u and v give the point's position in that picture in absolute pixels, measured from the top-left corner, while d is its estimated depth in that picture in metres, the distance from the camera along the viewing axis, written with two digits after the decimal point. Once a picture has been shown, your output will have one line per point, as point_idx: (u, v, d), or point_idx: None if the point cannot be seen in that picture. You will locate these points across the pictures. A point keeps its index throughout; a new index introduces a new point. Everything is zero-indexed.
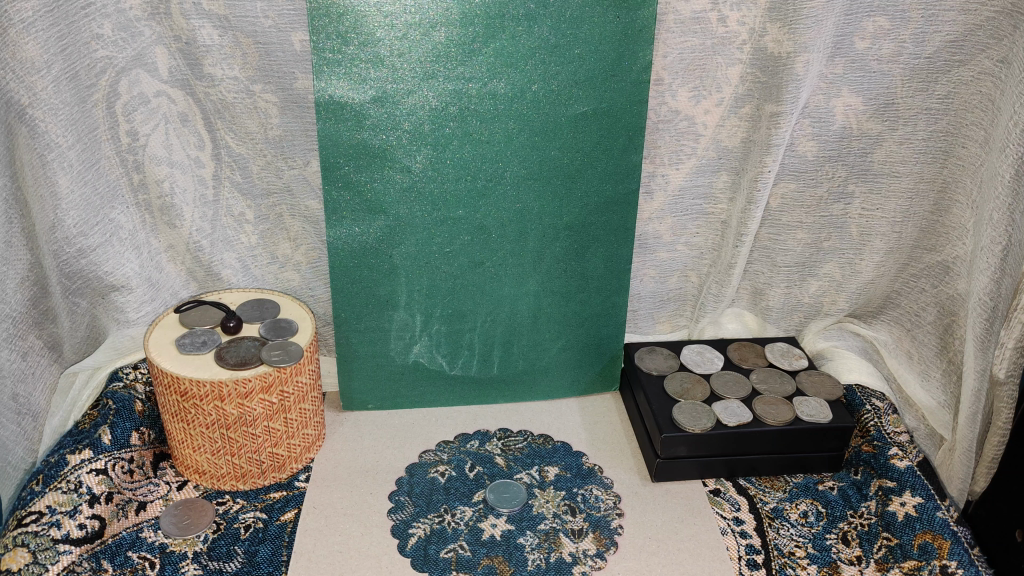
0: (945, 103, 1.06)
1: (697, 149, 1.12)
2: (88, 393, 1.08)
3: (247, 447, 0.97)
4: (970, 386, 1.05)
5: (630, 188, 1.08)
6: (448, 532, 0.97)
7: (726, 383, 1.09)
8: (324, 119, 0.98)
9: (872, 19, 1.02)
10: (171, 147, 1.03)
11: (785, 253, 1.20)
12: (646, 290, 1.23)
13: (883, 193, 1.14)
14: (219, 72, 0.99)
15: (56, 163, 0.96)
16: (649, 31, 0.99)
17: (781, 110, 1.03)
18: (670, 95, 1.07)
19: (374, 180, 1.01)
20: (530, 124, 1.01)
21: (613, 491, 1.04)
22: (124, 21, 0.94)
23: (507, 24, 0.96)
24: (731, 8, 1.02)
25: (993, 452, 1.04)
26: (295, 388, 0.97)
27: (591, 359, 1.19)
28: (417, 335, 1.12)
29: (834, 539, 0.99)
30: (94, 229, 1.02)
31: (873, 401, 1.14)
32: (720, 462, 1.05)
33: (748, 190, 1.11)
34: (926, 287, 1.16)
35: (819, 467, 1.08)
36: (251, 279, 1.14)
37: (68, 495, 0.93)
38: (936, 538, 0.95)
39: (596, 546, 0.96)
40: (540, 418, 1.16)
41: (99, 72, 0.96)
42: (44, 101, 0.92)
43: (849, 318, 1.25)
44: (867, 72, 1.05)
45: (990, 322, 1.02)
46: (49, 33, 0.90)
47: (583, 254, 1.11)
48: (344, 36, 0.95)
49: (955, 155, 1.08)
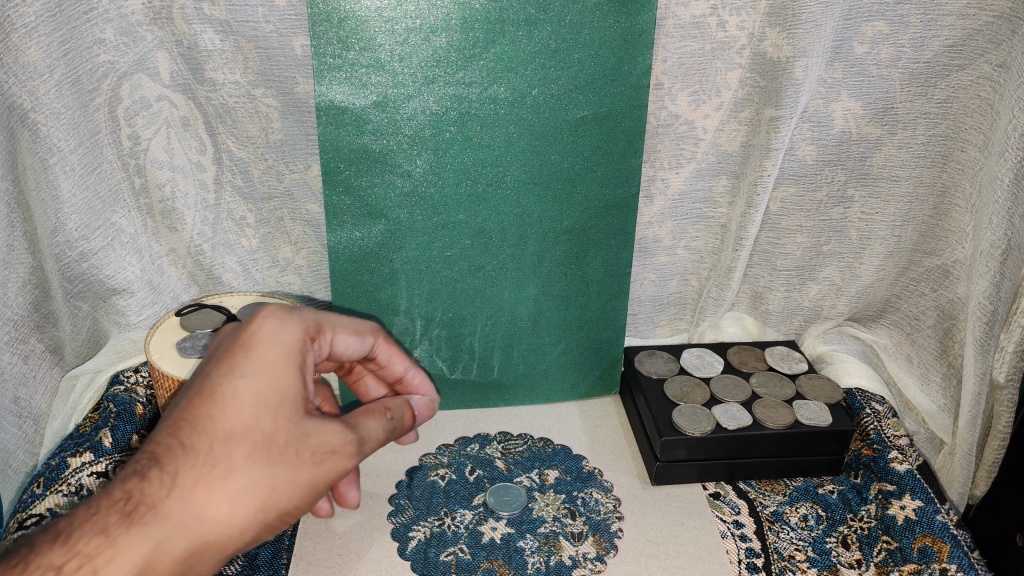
0: (944, 108, 1.06)
1: (697, 153, 1.12)
2: (88, 397, 1.09)
3: None
4: (971, 389, 1.05)
5: (630, 193, 1.08)
6: (447, 535, 0.97)
7: (726, 386, 1.09)
8: (325, 124, 0.98)
9: (871, 24, 1.02)
10: (172, 152, 1.03)
11: (785, 257, 1.20)
12: (646, 293, 1.23)
13: (883, 197, 1.14)
14: (220, 77, 0.99)
15: (57, 167, 0.96)
16: (649, 36, 1.00)
17: (780, 114, 1.04)
18: (670, 99, 1.07)
19: (375, 184, 1.02)
20: (530, 128, 1.01)
21: (613, 495, 1.04)
22: (126, 26, 0.94)
23: (507, 29, 0.96)
24: (731, 13, 1.02)
25: (993, 455, 1.06)
26: None
27: (591, 363, 1.19)
28: (417, 339, 1.12)
29: (834, 542, 0.99)
30: (95, 233, 1.03)
31: (873, 405, 1.14)
32: (720, 466, 1.05)
33: (747, 194, 1.11)
34: (926, 290, 1.17)
35: (819, 470, 1.07)
36: (251, 283, 1.14)
37: (68, 497, 0.94)
38: (936, 541, 0.95)
39: (596, 549, 0.96)
40: (540, 421, 1.16)
41: (101, 76, 0.96)
42: (46, 106, 0.93)
43: (849, 322, 1.25)
44: (867, 76, 1.05)
45: (990, 325, 1.02)
46: (51, 38, 0.91)
47: (583, 257, 1.11)
48: (345, 42, 0.95)
49: (954, 159, 1.08)
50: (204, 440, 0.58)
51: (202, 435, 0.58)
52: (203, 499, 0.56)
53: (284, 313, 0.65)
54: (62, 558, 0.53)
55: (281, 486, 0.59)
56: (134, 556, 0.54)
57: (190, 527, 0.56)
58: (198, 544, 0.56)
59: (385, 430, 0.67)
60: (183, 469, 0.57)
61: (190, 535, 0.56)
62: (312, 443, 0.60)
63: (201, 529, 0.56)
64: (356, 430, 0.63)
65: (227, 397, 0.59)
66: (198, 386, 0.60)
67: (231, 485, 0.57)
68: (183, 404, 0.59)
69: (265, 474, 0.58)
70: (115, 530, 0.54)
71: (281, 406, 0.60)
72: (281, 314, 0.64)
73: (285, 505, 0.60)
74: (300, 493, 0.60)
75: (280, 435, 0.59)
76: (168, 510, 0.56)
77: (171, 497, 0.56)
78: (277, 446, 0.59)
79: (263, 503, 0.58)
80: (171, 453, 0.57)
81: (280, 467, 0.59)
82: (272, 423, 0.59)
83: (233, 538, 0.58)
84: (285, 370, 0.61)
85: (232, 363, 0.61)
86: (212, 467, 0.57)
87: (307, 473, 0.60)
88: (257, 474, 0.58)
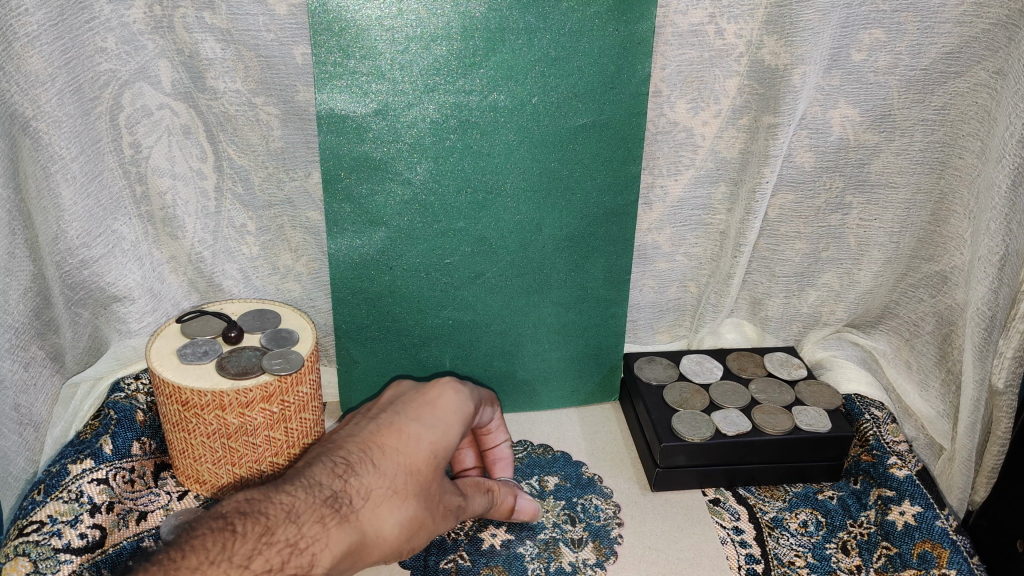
0: (941, 115, 1.07)
1: (695, 160, 1.12)
2: (88, 403, 1.10)
3: (248, 457, 0.97)
4: (970, 395, 1.06)
5: (629, 200, 1.09)
6: (448, 542, 0.97)
7: (726, 392, 1.09)
8: (325, 132, 0.99)
9: (867, 32, 1.02)
10: (173, 159, 1.04)
11: (784, 263, 1.20)
12: (646, 300, 1.23)
13: (881, 204, 1.15)
14: (221, 85, 1.00)
15: (59, 175, 0.96)
16: (648, 44, 1.01)
17: (778, 121, 1.04)
18: (668, 107, 1.08)
19: (375, 192, 1.02)
20: (529, 136, 1.02)
21: (612, 501, 1.04)
22: (127, 34, 0.95)
23: (507, 37, 0.97)
24: (728, 21, 1.02)
25: (993, 461, 1.07)
26: (296, 397, 0.96)
27: (590, 369, 1.19)
28: (417, 346, 1.13)
29: (835, 548, 0.99)
30: (97, 240, 1.03)
31: (871, 410, 1.14)
32: (720, 472, 1.05)
33: (746, 201, 1.12)
34: (925, 296, 1.17)
35: (818, 476, 1.07)
36: (252, 290, 1.15)
37: (68, 504, 0.94)
38: (936, 547, 0.95)
39: (596, 555, 0.96)
40: (540, 428, 1.17)
41: (103, 85, 0.97)
42: (48, 114, 0.93)
43: (848, 327, 1.26)
44: (865, 83, 1.06)
45: (988, 332, 1.03)
46: (53, 47, 0.91)
47: (584, 264, 1.11)
48: (345, 50, 0.96)
49: (953, 165, 1.09)
50: (394, 466, 0.78)
51: (393, 459, 0.78)
52: (383, 516, 0.75)
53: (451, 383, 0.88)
54: (287, 538, 0.67)
55: (423, 526, 0.78)
56: (334, 551, 0.69)
57: (369, 533, 0.73)
58: (366, 551, 0.73)
59: (482, 505, 0.90)
60: (376, 486, 0.75)
61: (368, 539, 0.73)
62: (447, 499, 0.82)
63: (375, 540, 0.74)
64: (470, 499, 0.87)
65: (412, 437, 0.80)
66: (390, 420, 0.82)
67: (401, 513, 0.76)
68: (376, 432, 0.80)
69: (420, 514, 0.78)
70: (328, 522, 0.70)
71: (442, 459, 0.81)
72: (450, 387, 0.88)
73: (417, 542, 0.79)
74: (426, 535, 0.80)
75: (434, 482, 0.80)
76: (360, 513, 0.73)
77: (367, 507, 0.74)
78: (432, 492, 0.80)
79: (411, 534, 0.77)
80: (369, 467, 0.76)
81: (428, 510, 0.79)
82: (434, 472, 0.80)
83: (383, 555, 0.75)
84: (456, 431, 0.84)
85: (421, 410, 0.84)
86: (393, 491, 0.76)
87: (437, 521, 0.81)
88: (416, 509, 0.77)
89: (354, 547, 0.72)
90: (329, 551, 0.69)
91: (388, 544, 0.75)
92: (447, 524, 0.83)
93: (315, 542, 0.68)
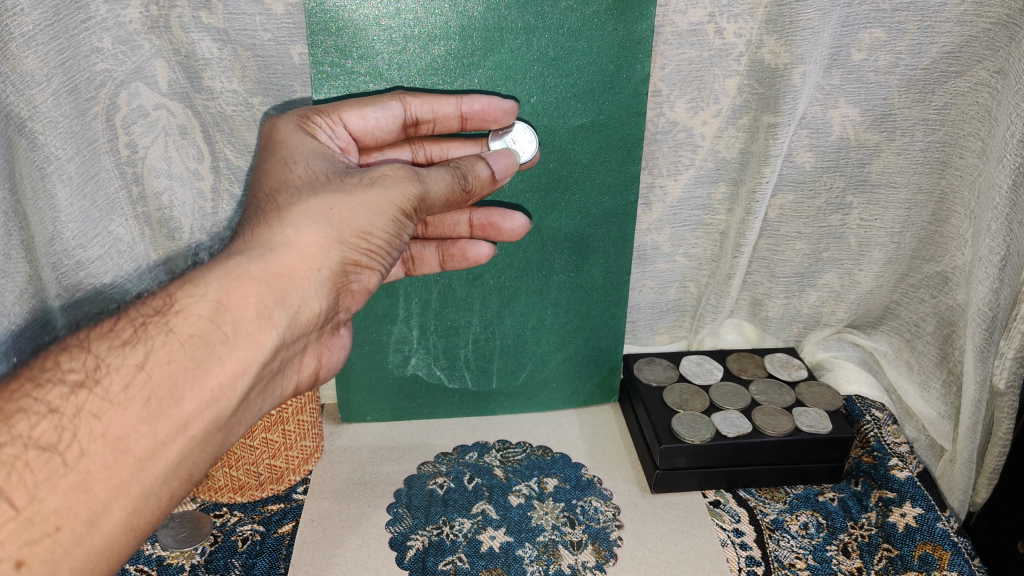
0: (941, 114, 1.06)
1: (695, 159, 1.12)
2: None
3: (245, 459, 1.00)
4: (970, 396, 1.05)
5: (630, 200, 1.08)
6: (446, 543, 0.97)
7: (726, 393, 1.08)
8: None
9: (868, 30, 1.01)
10: (170, 160, 1.03)
11: (785, 264, 1.20)
12: (646, 301, 1.23)
13: (882, 204, 1.14)
14: (219, 85, 1.00)
15: (55, 176, 0.94)
16: (647, 44, 0.99)
17: (778, 120, 1.03)
18: (668, 106, 1.07)
19: None
20: None
21: (612, 503, 1.04)
22: (123, 35, 0.94)
23: (506, 37, 0.97)
24: (728, 20, 1.01)
25: (993, 462, 1.07)
26: (294, 400, 1.00)
27: (590, 370, 1.19)
28: (415, 347, 1.12)
29: (835, 550, 0.99)
30: (93, 241, 1.01)
31: (874, 412, 1.17)
32: (720, 474, 1.04)
33: (746, 200, 1.11)
34: (926, 297, 1.16)
35: (819, 478, 1.07)
36: None
37: None
38: (936, 549, 0.95)
39: (596, 558, 0.96)
40: (539, 430, 1.16)
41: (99, 85, 0.95)
42: (44, 114, 0.90)
43: (849, 327, 1.25)
44: (865, 83, 1.05)
45: (989, 332, 1.02)
46: (49, 47, 0.89)
47: (583, 263, 1.11)
48: (343, 50, 0.96)
49: (953, 165, 1.08)
50: (261, 219, 0.71)
51: (267, 201, 0.74)
52: (280, 233, 0.70)
53: (296, 111, 0.87)
54: (149, 313, 0.64)
55: (338, 213, 0.72)
56: (212, 296, 0.65)
57: (252, 270, 0.67)
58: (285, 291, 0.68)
59: (453, 184, 0.80)
60: (255, 236, 0.70)
61: (277, 277, 0.68)
62: (366, 178, 0.75)
63: (289, 256, 0.70)
64: (420, 182, 0.76)
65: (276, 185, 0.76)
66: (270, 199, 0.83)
67: (301, 224, 0.71)
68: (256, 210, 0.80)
69: (323, 211, 0.72)
70: (185, 285, 0.66)
71: (330, 170, 0.78)
72: (305, 111, 0.86)
73: (353, 224, 0.73)
74: (362, 211, 0.73)
75: (332, 181, 0.76)
76: (176, 298, 0.65)
77: (255, 240, 0.70)
78: (340, 186, 0.75)
79: (326, 222, 0.72)
80: (228, 249, 0.70)
81: (336, 197, 0.73)
82: (327, 179, 0.76)
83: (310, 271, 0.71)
84: (327, 148, 0.84)
85: (274, 158, 0.81)
86: (278, 223, 0.71)
87: (373, 193, 0.74)
88: (307, 214, 0.71)
89: (266, 295, 0.67)
90: (205, 312, 0.64)
91: (302, 261, 0.70)
92: (395, 200, 0.75)
93: (156, 347, 0.62)
